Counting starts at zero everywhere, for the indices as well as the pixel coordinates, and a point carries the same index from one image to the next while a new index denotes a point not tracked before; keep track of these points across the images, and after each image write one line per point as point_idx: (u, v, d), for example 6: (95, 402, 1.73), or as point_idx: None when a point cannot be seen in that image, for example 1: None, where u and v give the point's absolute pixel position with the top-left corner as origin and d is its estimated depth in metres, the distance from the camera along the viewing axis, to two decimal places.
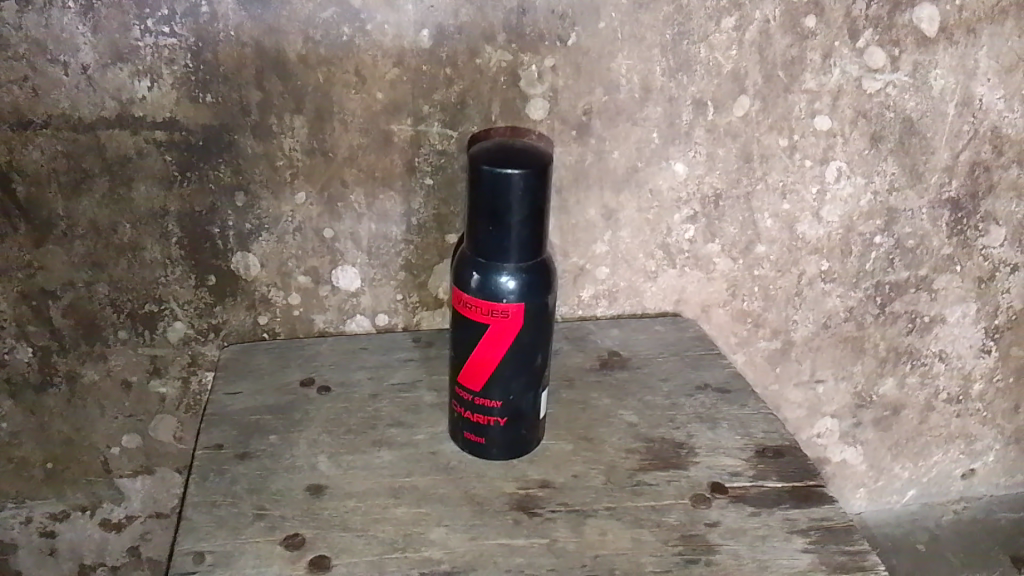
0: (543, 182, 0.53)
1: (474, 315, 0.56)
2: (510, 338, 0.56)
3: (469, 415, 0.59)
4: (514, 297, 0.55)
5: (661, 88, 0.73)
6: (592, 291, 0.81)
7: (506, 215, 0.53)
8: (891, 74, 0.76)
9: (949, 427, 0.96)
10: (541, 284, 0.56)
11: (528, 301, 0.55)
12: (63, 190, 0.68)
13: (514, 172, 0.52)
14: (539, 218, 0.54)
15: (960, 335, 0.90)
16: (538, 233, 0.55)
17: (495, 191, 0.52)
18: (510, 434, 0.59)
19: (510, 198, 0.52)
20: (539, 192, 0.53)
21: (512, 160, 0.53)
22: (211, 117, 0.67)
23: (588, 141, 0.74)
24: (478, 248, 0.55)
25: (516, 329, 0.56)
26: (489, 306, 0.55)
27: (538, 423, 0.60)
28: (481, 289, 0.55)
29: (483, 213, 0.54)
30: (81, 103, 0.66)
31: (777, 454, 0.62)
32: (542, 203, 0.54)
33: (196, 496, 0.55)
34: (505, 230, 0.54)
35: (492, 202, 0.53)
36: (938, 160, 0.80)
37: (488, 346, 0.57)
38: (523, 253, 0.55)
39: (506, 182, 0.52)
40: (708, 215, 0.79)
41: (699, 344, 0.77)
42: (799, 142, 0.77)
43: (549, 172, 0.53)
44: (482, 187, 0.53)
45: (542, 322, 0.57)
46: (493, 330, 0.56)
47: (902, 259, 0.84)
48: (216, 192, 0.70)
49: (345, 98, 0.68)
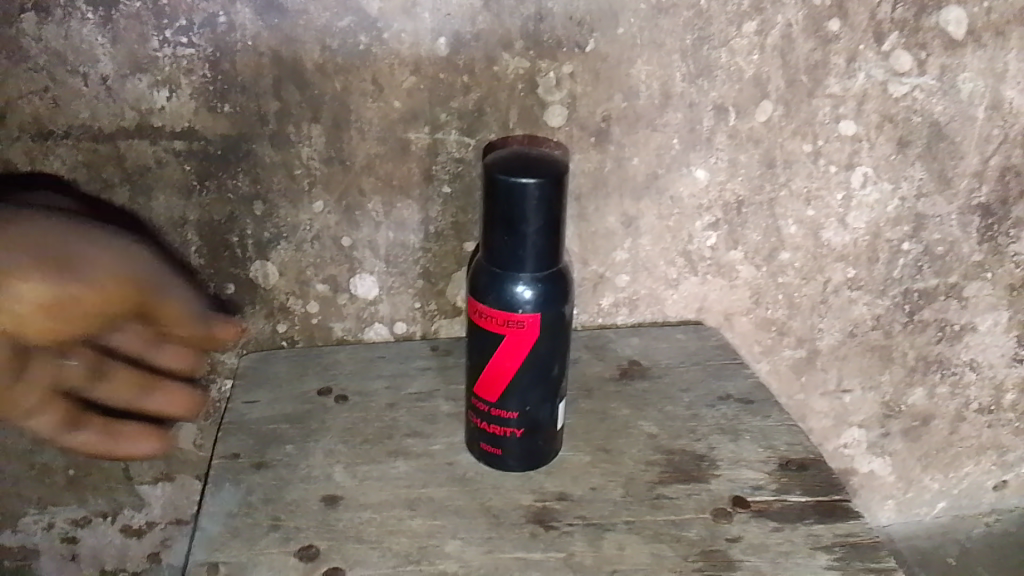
0: (559, 191, 0.52)
1: (489, 325, 0.56)
2: (526, 348, 0.56)
3: (485, 426, 0.59)
4: (530, 307, 0.54)
5: (682, 93, 0.72)
6: (612, 299, 0.80)
7: (521, 225, 0.52)
8: (918, 78, 0.74)
9: (980, 437, 0.93)
10: (557, 293, 0.55)
11: (545, 311, 0.55)
12: (84, 199, 0.69)
13: (530, 181, 0.51)
14: (556, 227, 0.54)
15: (991, 344, 0.87)
16: (554, 243, 0.54)
17: (510, 200, 0.52)
18: (526, 445, 0.58)
19: (525, 207, 0.52)
20: (555, 200, 0.52)
21: (527, 168, 0.52)
22: (229, 127, 0.68)
23: (607, 147, 0.73)
24: (493, 257, 0.55)
25: (532, 339, 0.55)
26: (505, 316, 0.55)
27: (555, 435, 0.60)
28: (497, 299, 0.55)
29: (498, 222, 0.53)
30: (101, 114, 0.66)
31: (801, 467, 0.60)
32: (558, 212, 0.53)
33: (211, 506, 0.55)
34: (520, 240, 0.53)
35: (507, 211, 0.52)
36: (967, 165, 0.78)
37: (505, 357, 0.56)
38: (539, 262, 0.54)
39: (521, 190, 0.51)
40: (731, 222, 0.78)
41: (721, 353, 0.75)
42: (823, 147, 0.76)
43: (565, 180, 0.53)
44: (497, 196, 0.52)
45: (558, 332, 0.56)
46: (508, 340, 0.56)
47: (931, 266, 0.82)
48: (234, 201, 0.70)
49: (362, 106, 0.68)
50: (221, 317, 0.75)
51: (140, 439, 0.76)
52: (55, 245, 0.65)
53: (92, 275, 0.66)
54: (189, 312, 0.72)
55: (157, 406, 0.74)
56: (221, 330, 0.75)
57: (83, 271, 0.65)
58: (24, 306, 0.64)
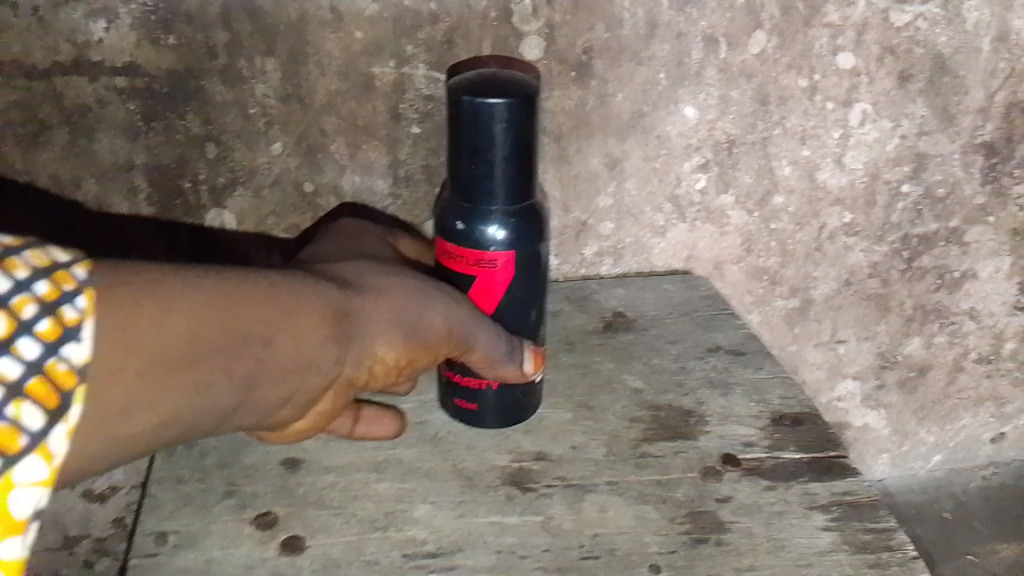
0: (531, 113, 0.48)
1: (459, 267, 0.52)
2: (499, 288, 0.52)
3: (459, 380, 0.55)
4: (501, 246, 0.51)
5: (669, 22, 0.66)
6: (595, 249, 0.76)
7: (489, 151, 0.48)
8: (921, 6, 0.69)
9: (978, 389, 0.90)
10: (530, 229, 0.51)
11: (517, 249, 0.51)
12: (20, 143, 0.64)
13: (498, 102, 0.47)
14: (528, 156, 0.49)
15: (992, 291, 0.84)
16: (527, 172, 0.50)
17: (475, 124, 0.47)
18: (503, 399, 0.55)
19: (494, 131, 0.47)
20: (525, 123, 0.48)
21: (493, 88, 0.48)
22: (175, 61, 0.62)
23: (589, 82, 0.68)
24: (460, 191, 0.50)
25: (505, 279, 0.52)
26: (475, 256, 0.51)
27: (533, 388, 0.56)
28: (465, 238, 0.51)
29: (465, 151, 0.49)
30: (34, 48, 0.60)
31: (795, 422, 0.57)
32: (530, 137, 0.49)
33: (159, 472, 0.50)
34: (490, 170, 0.49)
35: (475, 138, 0.48)
36: (972, 100, 0.73)
37: (477, 299, 0.53)
38: (511, 195, 0.50)
39: (488, 112, 0.47)
40: (721, 163, 0.73)
41: (711, 303, 0.71)
42: (820, 82, 0.71)
43: (537, 101, 0.48)
44: (460, 119, 0.48)
45: (533, 271, 0.53)
46: (480, 281, 0.52)
47: (931, 210, 0.78)
48: (185, 144, 0.65)
49: (321, 37, 0.63)
50: (524, 347, 0.54)
51: (375, 424, 0.53)
52: (412, 294, 0.50)
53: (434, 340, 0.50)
54: (496, 355, 0.52)
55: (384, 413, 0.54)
56: (529, 367, 0.53)
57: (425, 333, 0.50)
58: (381, 366, 0.49)
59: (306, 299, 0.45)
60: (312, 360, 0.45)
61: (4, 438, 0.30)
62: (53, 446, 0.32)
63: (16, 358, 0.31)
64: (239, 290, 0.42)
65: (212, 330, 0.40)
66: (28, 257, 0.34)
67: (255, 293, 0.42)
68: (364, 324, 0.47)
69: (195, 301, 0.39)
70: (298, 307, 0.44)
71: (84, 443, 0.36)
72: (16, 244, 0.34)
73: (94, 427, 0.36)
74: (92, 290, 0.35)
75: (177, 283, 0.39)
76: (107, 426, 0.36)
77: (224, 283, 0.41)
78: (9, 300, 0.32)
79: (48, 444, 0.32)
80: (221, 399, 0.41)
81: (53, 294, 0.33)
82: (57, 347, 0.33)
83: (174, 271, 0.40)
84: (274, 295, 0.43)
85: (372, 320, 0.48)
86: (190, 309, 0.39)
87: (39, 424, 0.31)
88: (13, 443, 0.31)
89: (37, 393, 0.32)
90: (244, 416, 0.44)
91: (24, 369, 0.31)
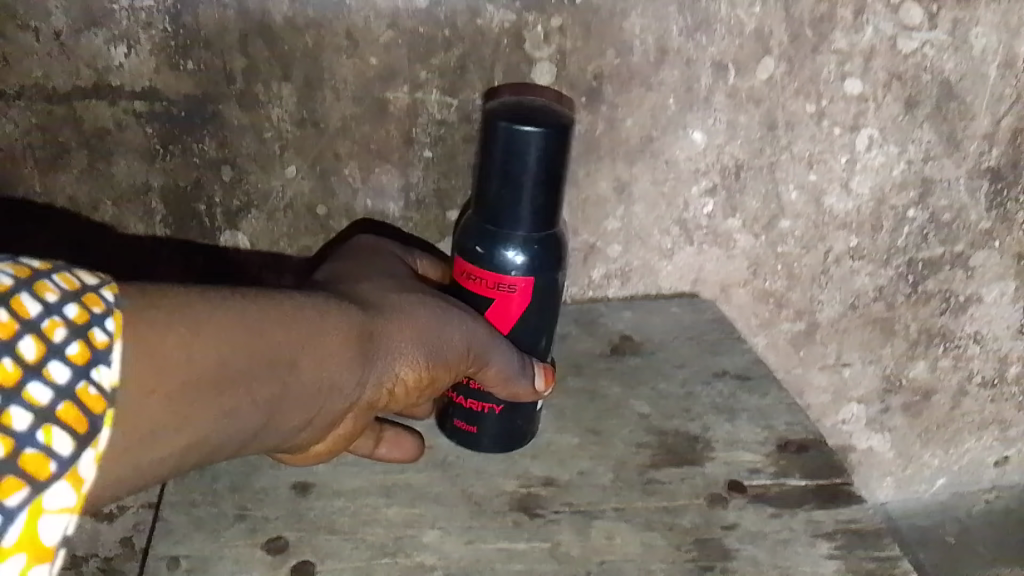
0: (563, 144, 0.51)
1: (478, 288, 0.54)
2: (516, 310, 0.55)
3: (463, 402, 0.56)
4: (524, 267, 0.53)
5: (678, 49, 0.67)
6: (603, 271, 0.76)
7: (521, 177, 0.51)
8: (929, 33, 0.70)
9: (982, 412, 0.90)
10: (551, 255, 0.54)
11: (538, 272, 0.54)
12: (40, 165, 0.65)
13: (534, 130, 0.50)
14: (556, 184, 0.52)
15: (997, 315, 0.84)
16: (554, 200, 0.53)
17: (511, 149, 0.50)
18: (504, 425, 0.56)
19: (528, 157, 0.50)
20: (558, 153, 0.51)
21: (531, 117, 0.51)
22: (193, 86, 0.63)
23: (599, 108, 0.69)
24: (489, 211, 0.53)
25: (522, 302, 0.54)
26: (496, 278, 0.53)
27: (535, 416, 0.57)
28: (490, 257, 0.53)
29: (497, 174, 0.52)
30: (55, 73, 0.62)
31: (800, 448, 0.57)
32: (559, 167, 0.52)
33: (174, 495, 0.51)
34: (520, 194, 0.52)
35: (509, 162, 0.51)
36: (978, 127, 0.74)
37: (492, 319, 0.55)
38: (537, 219, 0.53)
39: (524, 139, 0.50)
40: (729, 188, 0.74)
41: (717, 327, 0.72)
42: (827, 108, 0.71)
43: (570, 133, 0.51)
44: (497, 142, 0.51)
45: (550, 294, 0.55)
46: (498, 303, 0.54)
47: (937, 234, 0.79)
48: (201, 167, 0.66)
49: (336, 63, 0.64)
50: (535, 364, 0.56)
51: (396, 447, 0.54)
52: (432, 315, 0.51)
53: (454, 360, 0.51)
54: (511, 372, 0.53)
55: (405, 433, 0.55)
56: (541, 384, 0.55)
57: (445, 353, 0.50)
58: (403, 387, 0.50)
59: (331, 321, 0.45)
60: (336, 382, 0.46)
61: (35, 464, 0.30)
62: (82, 473, 0.32)
63: (49, 382, 0.31)
64: (265, 313, 0.42)
65: (239, 353, 0.40)
66: (56, 281, 0.34)
67: (280, 316, 0.43)
68: (385, 346, 0.48)
69: (222, 323, 0.40)
70: (322, 329, 0.44)
71: (112, 470, 0.36)
72: (43, 267, 0.35)
73: (120, 453, 0.36)
74: (119, 313, 0.36)
75: (204, 306, 0.40)
76: (135, 452, 0.37)
77: (249, 306, 0.42)
78: (41, 322, 0.32)
79: (78, 469, 0.32)
80: (247, 424, 0.41)
81: (82, 318, 0.34)
82: (87, 372, 0.33)
83: (200, 294, 0.41)
84: (300, 317, 0.44)
85: (394, 342, 0.48)
86: (218, 331, 0.40)
87: (71, 449, 0.31)
88: (44, 469, 0.30)
89: (69, 417, 0.32)
90: (267, 440, 0.44)
91: (59, 393, 0.31)
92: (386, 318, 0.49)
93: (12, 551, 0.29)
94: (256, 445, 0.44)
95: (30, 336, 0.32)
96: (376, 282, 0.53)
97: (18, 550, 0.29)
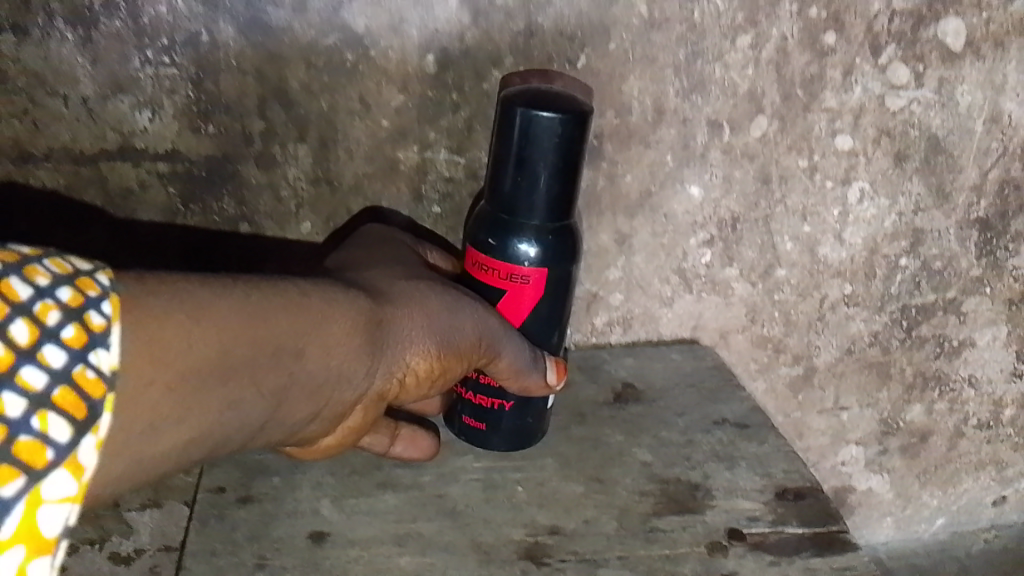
0: (580, 131, 0.55)
1: (492, 279, 0.60)
2: (527, 301, 0.60)
3: (472, 398, 0.62)
4: (538, 253, 0.58)
5: (674, 109, 0.70)
6: (605, 318, 0.79)
7: (538, 163, 0.56)
8: (916, 91, 0.73)
9: (979, 453, 0.92)
10: (564, 238, 0.59)
11: (552, 256, 0.58)
12: (65, 223, 0.68)
13: (552, 119, 0.54)
14: (572, 170, 0.57)
15: (990, 359, 0.86)
16: (569, 185, 0.57)
17: (529, 135, 0.55)
18: (515, 423, 0.62)
19: (545, 144, 0.55)
20: (573, 141, 0.55)
21: (548, 104, 0.55)
22: (213, 148, 0.66)
23: (600, 164, 0.72)
24: (507, 195, 0.58)
25: (534, 291, 0.60)
26: (510, 269, 0.59)
27: (544, 415, 0.63)
28: (507, 240, 0.58)
29: (514, 162, 0.56)
30: (83, 136, 0.65)
31: (797, 496, 0.59)
32: (575, 153, 0.56)
33: (194, 545, 0.53)
34: (537, 179, 0.56)
35: (527, 148, 0.55)
36: (965, 179, 0.77)
37: (505, 310, 0.60)
38: (552, 203, 0.57)
39: (542, 127, 0.54)
40: (726, 239, 0.77)
41: (717, 374, 0.74)
42: (819, 162, 0.74)
43: (586, 122, 0.56)
44: (514, 129, 0.55)
45: (563, 278, 0.60)
46: (511, 293, 0.60)
47: (928, 281, 0.81)
48: (220, 224, 0.69)
49: (349, 125, 0.67)
50: (547, 359, 0.61)
51: (411, 446, 0.60)
52: (442, 304, 0.54)
53: (462, 349, 0.55)
54: (522, 364, 0.58)
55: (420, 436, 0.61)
56: (553, 378, 0.61)
57: (450, 345, 0.54)
58: (414, 377, 0.53)
59: (339, 308, 0.49)
60: (343, 370, 0.49)
61: (32, 452, 0.32)
62: (80, 460, 0.34)
63: (45, 365, 0.34)
64: (269, 301, 0.45)
65: (242, 342, 0.43)
66: (48, 265, 0.37)
67: (285, 304, 0.46)
68: (393, 334, 0.52)
69: (224, 313, 0.43)
70: (329, 317, 0.48)
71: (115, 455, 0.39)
72: (34, 254, 0.37)
73: (127, 437, 0.39)
74: (115, 296, 0.38)
75: (207, 295, 0.43)
76: (140, 438, 0.40)
77: (255, 293, 0.45)
78: (33, 306, 0.34)
79: (76, 457, 0.34)
80: (255, 412, 0.45)
81: (77, 302, 0.36)
82: (85, 355, 0.35)
83: (202, 282, 0.43)
84: (308, 306, 0.47)
85: (401, 332, 0.52)
86: (220, 321, 0.42)
87: (68, 435, 0.33)
88: (41, 456, 0.32)
89: (65, 402, 0.34)
90: (277, 430, 0.48)
91: (56, 377, 0.34)
92: (394, 309, 0.52)
93: (11, 543, 0.31)
94: (269, 433, 0.47)
95: (21, 319, 0.34)
96: (384, 272, 0.57)
97: (18, 541, 0.32)
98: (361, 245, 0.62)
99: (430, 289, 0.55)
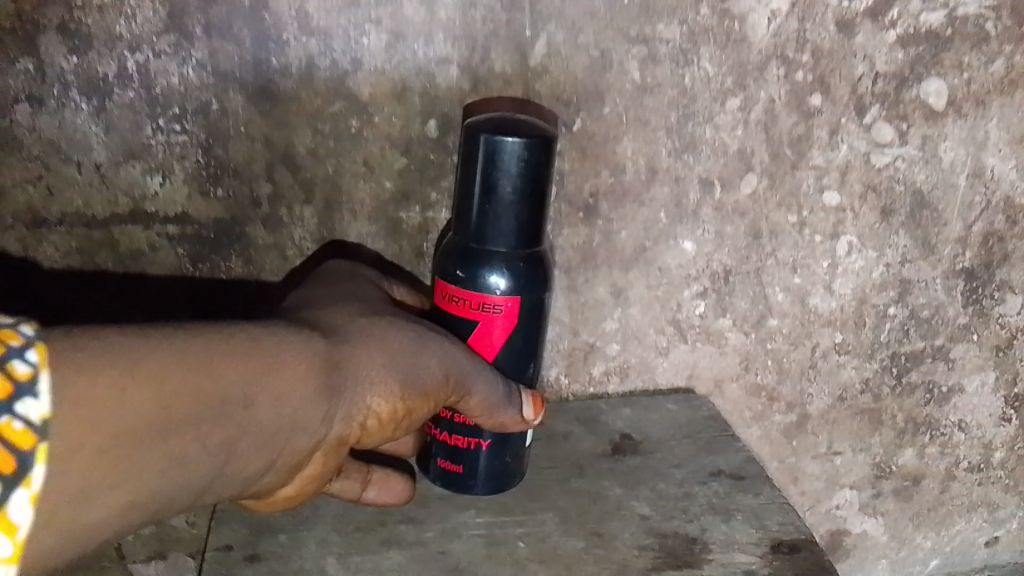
0: (543, 155, 0.58)
1: (463, 310, 0.61)
2: (498, 331, 0.62)
3: (448, 437, 0.64)
4: (511, 278, 0.60)
5: (667, 168, 0.73)
6: (603, 368, 0.81)
7: (505, 188, 0.58)
8: (900, 148, 0.76)
9: (971, 495, 0.93)
10: (535, 262, 0.61)
11: (523, 281, 0.61)
12: (76, 285, 0.69)
13: (515, 142, 0.57)
14: (538, 193, 0.60)
15: (979, 404, 0.88)
16: (536, 209, 0.60)
17: (494, 159, 0.58)
18: (495, 463, 0.65)
19: (510, 167, 0.58)
20: (538, 165, 0.58)
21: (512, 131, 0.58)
22: (222, 210, 0.69)
23: (595, 221, 0.74)
24: (477, 222, 0.60)
25: (505, 320, 0.62)
26: (481, 299, 0.61)
27: (522, 454, 0.66)
28: (478, 267, 0.60)
29: (481, 189, 0.59)
30: (95, 201, 0.67)
31: (792, 549, 0.61)
32: (541, 177, 0.59)
33: None
34: (505, 203, 0.59)
35: (493, 173, 0.58)
36: (950, 232, 0.80)
37: (477, 343, 0.62)
38: (521, 227, 0.60)
39: (506, 150, 0.58)
40: (719, 290, 0.79)
41: (712, 425, 0.76)
42: (808, 218, 0.77)
43: (548, 147, 0.59)
44: (480, 155, 0.58)
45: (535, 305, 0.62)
46: (482, 324, 0.61)
47: (917, 330, 0.83)
48: (227, 284, 0.71)
49: (354, 187, 0.69)
50: (522, 391, 0.63)
51: (384, 489, 0.62)
52: (403, 341, 0.55)
53: (426, 387, 0.56)
54: (496, 400, 0.60)
55: (393, 479, 0.62)
56: (529, 411, 0.62)
57: (411, 385, 0.55)
58: (376, 420, 0.55)
59: (292, 352, 0.49)
60: (298, 418, 0.49)
61: None
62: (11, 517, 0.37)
63: None
64: (212, 351, 0.46)
65: (184, 398, 0.44)
66: None
67: (232, 354, 0.47)
68: (351, 376, 0.52)
69: (162, 369, 0.43)
70: (280, 363, 0.48)
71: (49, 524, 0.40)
72: None
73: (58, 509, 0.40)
74: (40, 342, 0.39)
75: (146, 349, 0.43)
76: (76, 505, 0.41)
77: (197, 342, 0.46)
78: None
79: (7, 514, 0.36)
80: (202, 468, 0.45)
81: None
82: (10, 407, 0.37)
83: (138, 336, 0.44)
84: (258, 352, 0.48)
85: (360, 373, 0.53)
86: (158, 378, 0.43)
87: None
88: None
89: None
90: (229, 483, 0.48)
91: None
92: (354, 349, 0.53)
93: None
94: (222, 486, 0.48)
95: None
96: (347, 309, 0.57)
97: None
98: (338, 277, 0.63)
99: (395, 327, 0.56)
